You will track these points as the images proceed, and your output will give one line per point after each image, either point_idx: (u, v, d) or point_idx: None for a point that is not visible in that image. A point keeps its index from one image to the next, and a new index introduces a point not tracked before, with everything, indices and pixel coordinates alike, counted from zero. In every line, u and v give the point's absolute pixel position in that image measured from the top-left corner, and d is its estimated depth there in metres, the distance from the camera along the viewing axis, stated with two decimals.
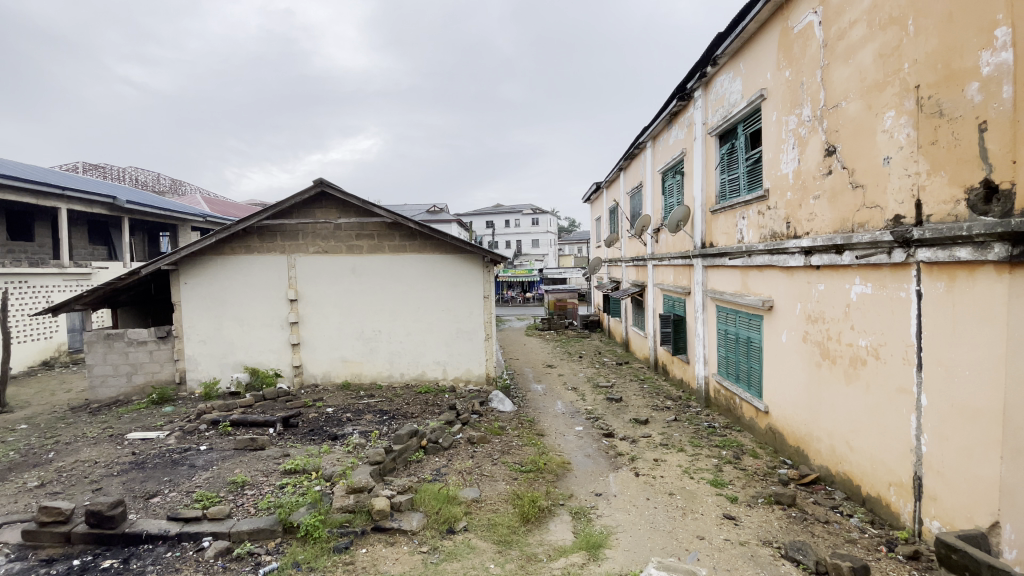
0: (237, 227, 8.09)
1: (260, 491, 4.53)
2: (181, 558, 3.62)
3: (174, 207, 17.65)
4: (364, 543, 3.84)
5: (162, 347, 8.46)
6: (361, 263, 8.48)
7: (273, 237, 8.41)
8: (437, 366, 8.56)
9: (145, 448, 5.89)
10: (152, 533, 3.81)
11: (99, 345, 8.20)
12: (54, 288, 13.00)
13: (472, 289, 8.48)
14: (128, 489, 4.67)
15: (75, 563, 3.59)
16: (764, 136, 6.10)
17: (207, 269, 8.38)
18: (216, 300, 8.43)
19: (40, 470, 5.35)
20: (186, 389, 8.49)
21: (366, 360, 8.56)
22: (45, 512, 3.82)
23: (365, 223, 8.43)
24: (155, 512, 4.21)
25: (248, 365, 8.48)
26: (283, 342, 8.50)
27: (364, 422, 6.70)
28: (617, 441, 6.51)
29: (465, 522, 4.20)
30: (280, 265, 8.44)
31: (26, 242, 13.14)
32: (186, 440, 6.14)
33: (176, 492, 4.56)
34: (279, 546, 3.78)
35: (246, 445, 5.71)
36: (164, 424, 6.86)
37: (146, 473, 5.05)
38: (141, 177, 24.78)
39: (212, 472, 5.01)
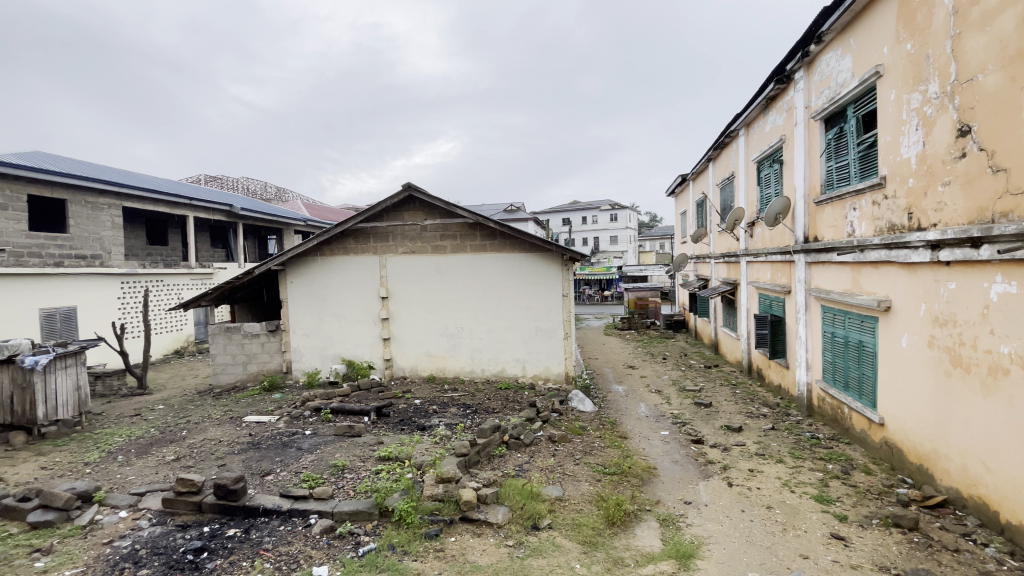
0: (336, 230, 8.74)
1: (358, 475, 4.85)
2: (292, 532, 3.95)
3: (279, 213, 19.38)
4: (452, 533, 3.97)
5: (272, 340, 9.33)
6: (445, 263, 8.78)
7: (366, 238, 8.96)
8: (516, 363, 8.64)
9: (260, 430, 6.53)
10: (267, 507, 4.21)
11: (220, 337, 9.22)
12: (183, 287, 14.81)
13: (552, 287, 8.45)
14: (247, 466, 5.21)
15: (205, 530, 4.04)
16: (880, 118, 5.48)
17: (310, 269, 9.12)
18: (317, 298, 9.14)
19: (176, 446, 6.12)
20: (292, 378, 9.29)
21: (450, 356, 8.86)
22: (181, 482, 4.36)
23: (449, 224, 8.73)
24: (270, 488, 4.64)
25: (345, 358, 9.11)
26: (375, 337, 9.03)
27: (449, 415, 6.93)
28: (707, 449, 6.18)
29: (550, 520, 4.20)
30: (372, 265, 8.97)
31: (162, 246, 15.09)
32: (293, 424, 6.73)
33: (287, 471, 5.02)
34: (375, 528, 4.01)
35: (344, 431, 6.13)
36: (275, 409, 7.55)
37: (261, 453, 5.60)
38: (251, 187, 27.56)
39: (316, 455, 5.44)
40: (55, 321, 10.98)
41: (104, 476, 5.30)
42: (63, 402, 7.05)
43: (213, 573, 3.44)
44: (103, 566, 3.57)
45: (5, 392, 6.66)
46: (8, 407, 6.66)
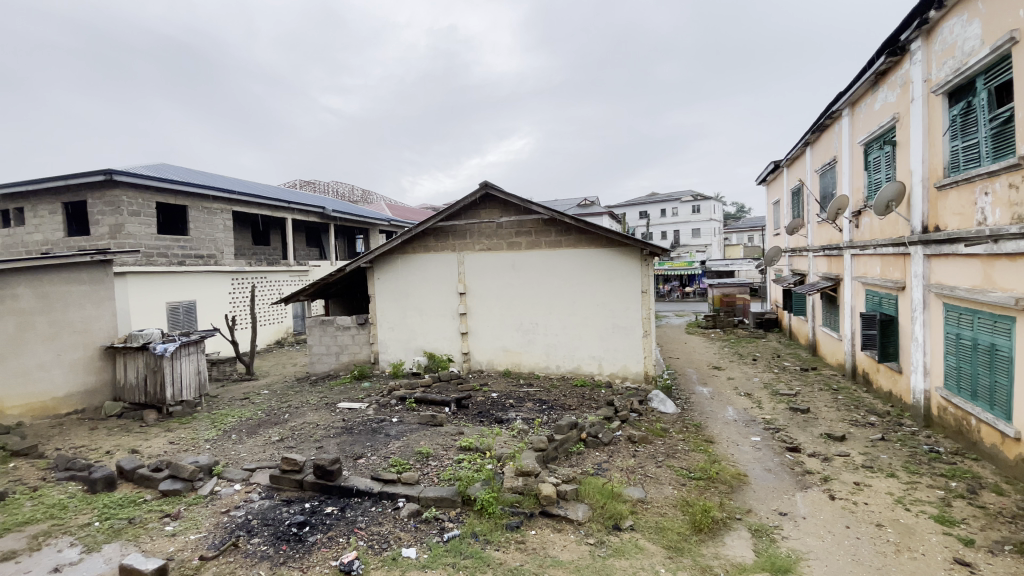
0: (418, 229, 9.12)
1: (441, 463, 5.04)
2: (383, 513, 4.18)
3: (365, 213, 20.54)
4: (533, 526, 4.00)
5: (361, 332, 9.94)
6: (521, 259, 8.84)
7: (445, 236, 9.26)
8: (593, 360, 8.52)
9: (352, 416, 6.99)
10: (360, 489, 4.49)
11: (316, 329, 9.96)
12: (284, 283, 16.18)
13: (630, 283, 8.23)
14: (342, 449, 5.60)
15: (307, 505, 4.39)
16: (1018, 89, 4.75)
17: (393, 266, 9.59)
18: (401, 293, 9.60)
19: (280, 428, 6.71)
20: (379, 368, 9.84)
21: (525, 351, 8.93)
22: (286, 461, 4.77)
23: (524, 220, 8.78)
24: (362, 471, 4.96)
25: (426, 350, 9.49)
26: (453, 331, 9.33)
27: (526, 409, 6.99)
28: (804, 458, 5.73)
29: (631, 522, 4.10)
30: (451, 262, 9.25)
31: (265, 246, 16.58)
32: (380, 412, 7.13)
33: (377, 456, 5.33)
34: (459, 515, 4.14)
35: (428, 420, 6.39)
36: (364, 397, 8.03)
37: (354, 437, 5.99)
38: (340, 189, 29.46)
39: (403, 441, 5.73)
40: (180, 313, 12.44)
41: (221, 452, 5.93)
42: (186, 384, 7.99)
43: (314, 546, 3.73)
44: (222, 532, 4.00)
45: (140, 374, 7.63)
46: (143, 387, 7.63)
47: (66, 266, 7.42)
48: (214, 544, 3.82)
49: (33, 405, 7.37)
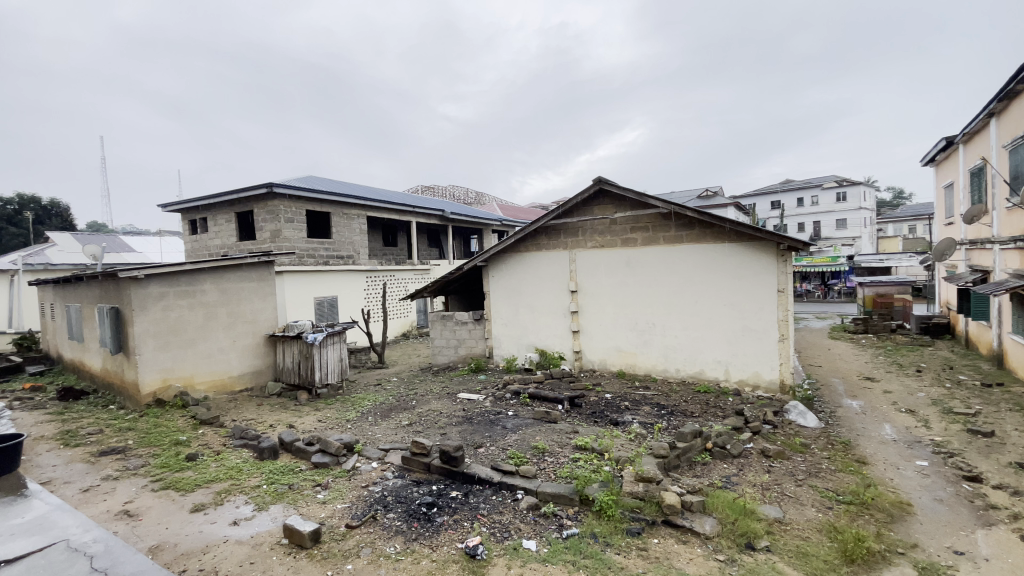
0: (530, 227, 9.26)
1: (558, 460, 5.06)
2: (503, 503, 4.31)
3: (481, 214, 21.39)
4: (655, 534, 3.83)
5: (478, 327, 10.37)
6: (636, 256, 8.55)
7: (557, 234, 9.28)
8: (717, 365, 7.96)
9: (471, 406, 7.32)
10: (481, 477, 4.68)
11: (437, 323, 10.65)
12: (409, 280, 17.47)
13: (762, 282, 7.53)
14: (464, 438, 5.90)
15: (434, 488, 4.68)
16: None
17: (506, 264, 9.85)
18: (514, 290, 9.82)
19: (408, 413, 7.26)
20: (494, 362, 10.16)
21: (641, 352, 8.61)
22: (416, 444, 5.14)
23: (640, 215, 8.48)
24: (482, 460, 5.17)
25: (538, 348, 9.60)
26: (565, 329, 9.31)
27: (643, 413, 6.74)
28: (988, 490, 4.77)
29: (768, 542, 3.75)
30: (563, 260, 9.24)
31: (393, 247, 18.06)
32: (497, 404, 7.37)
33: (496, 447, 5.51)
34: (577, 514, 4.11)
35: (543, 417, 6.47)
36: (481, 389, 8.36)
37: (474, 427, 6.26)
38: (457, 192, 31.03)
39: (519, 435, 5.86)
40: (324, 306, 14.05)
41: (360, 432, 6.58)
42: (331, 369, 8.97)
43: (441, 527, 3.97)
44: (362, 504, 4.43)
45: (296, 359, 8.79)
46: (298, 370, 8.76)
47: (238, 267, 8.84)
48: (357, 515, 4.24)
49: (215, 382, 8.52)
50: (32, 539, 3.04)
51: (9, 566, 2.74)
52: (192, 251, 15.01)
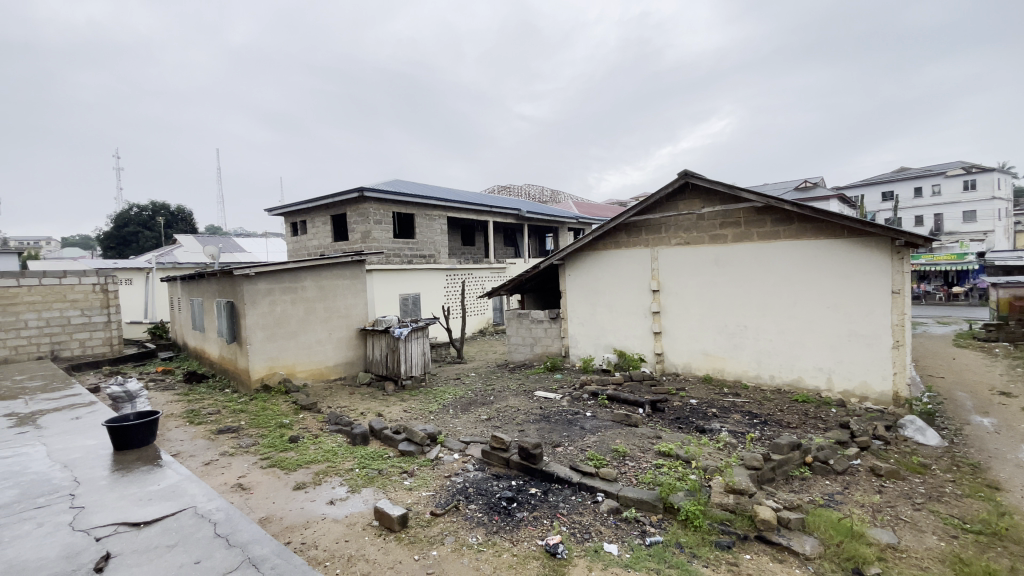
0: (610, 224, 9.08)
1: (639, 465, 4.92)
2: (583, 504, 4.26)
3: (557, 212, 21.33)
4: (747, 550, 3.59)
5: (554, 326, 10.34)
6: (726, 253, 8.08)
7: (638, 231, 9.02)
8: (818, 373, 7.33)
9: (549, 405, 7.32)
10: (560, 476, 4.66)
11: (513, 322, 10.81)
12: (486, 278, 17.81)
13: (873, 282, 6.82)
14: (542, 435, 5.91)
15: (514, 483, 4.74)
16: None
17: (584, 262, 9.73)
18: (592, 289, 9.66)
19: (486, 408, 7.41)
20: (570, 362, 10.05)
21: (730, 356, 8.13)
22: (495, 439, 5.22)
23: (730, 210, 8.02)
24: (561, 459, 5.14)
25: (617, 348, 9.38)
26: (646, 330, 9.01)
27: (732, 421, 6.35)
28: None
29: (879, 570, 3.39)
30: (645, 258, 8.96)
31: (471, 246, 18.52)
32: (575, 404, 7.31)
33: (574, 447, 5.47)
34: (661, 522, 3.97)
35: (622, 419, 6.32)
36: (558, 388, 8.32)
37: (551, 426, 6.26)
38: (534, 191, 31.15)
39: (598, 436, 5.77)
40: (408, 303, 14.72)
41: (442, 424, 6.81)
42: (415, 362, 9.36)
43: (521, 522, 4.00)
44: (445, 493, 4.59)
45: (384, 352, 9.32)
46: (386, 363, 9.28)
47: (333, 266, 9.53)
48: (440, 503, 4.40)
49: (313, 371, 9.22)
50: (167, 504, 3.47)
51: (149, 526, 3.15)
52: (293, 251, 16.38)
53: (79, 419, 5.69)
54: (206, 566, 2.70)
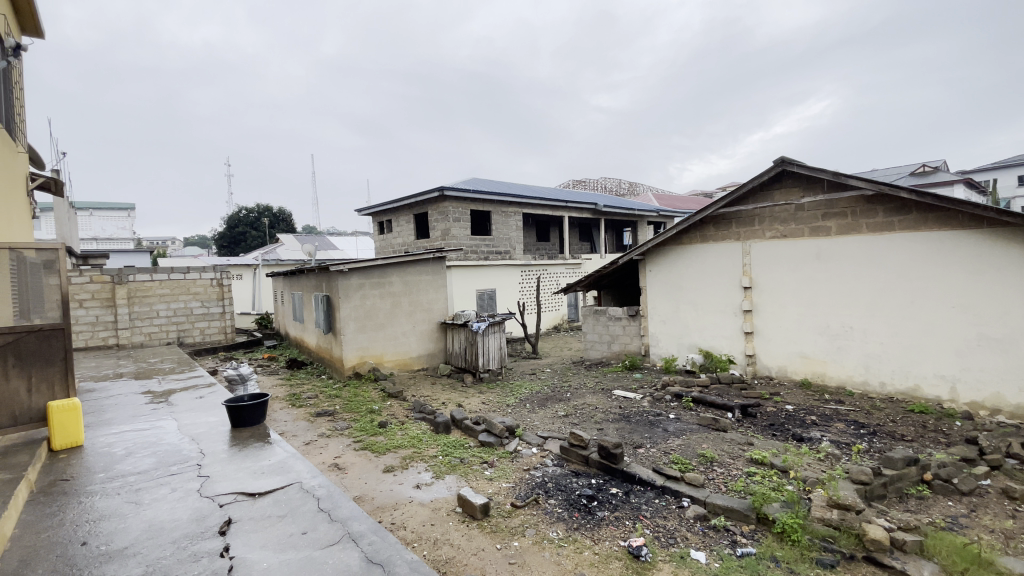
0: (697, 217, 8.68)
1: (729, 472, 4.66)
2: (667, 508, 4.12)
3: (635, 206, 20.71)
4: (853, 571, 3.27)
5: (633, 323, 10.06)
6: (829, 247, 7.42)
7: (728, 224, 8.54)
8: (939, 381, 6.50)
9: (629, 404, 7.15)
10: (643, 478, 4.53)
11: (590, 318, 10.61)
12: (561, 275, 17.61)
13: (1011, 279, 5.92)
14: (622, 435, 5.79)
15: (594, 481, 4.68)
16: None
17: (668, 257, 9.37)
18: (676, 285, 9.28)
19: (564, 404, 7.39)
20: (650, 361, 9.74)
21: (832, 360, 7.45)
22: (574, 436, 5.18)
23: (834, 199, 7.35)
24: (643, 461, 5.00)
25: (703, 348, 8.93)
26: (736, 330, 8.50)
27: (835, 431, 5.82)
28: None
29: None
30: (735, 252, 8.45)
31: (546, 242, 18.50)
32: (656, 405, 7.07)
33: (657, 449, 5.29)
34: (753, 533, 3.74)
35: (709, 423, 6.02)
36: (638, 388, 8.09)
37: (632, 426, 6.10)
38: (610, 184, 30.45)
39: (683, 440, 5.53)
40: (485, 298, 15.01)
41: (520, 418, 6.89)
42: (493, 357, 9.52)
43: (602, 521, 3.94)
44: (525, 486, 4.63)
45: (463, 345, 9.59)
46: (465, 356, 9.54)
47: (417, 262, 9.96)
48: (520, 495, 4.46)
49: (399, 362, 9.70)
50: (276, 478, 3.82)
51: (262, 498, 3.47)
52: (379, 248, 17.33)
53: (202, 398, 6.43)
54: (310, 537, 2.94)
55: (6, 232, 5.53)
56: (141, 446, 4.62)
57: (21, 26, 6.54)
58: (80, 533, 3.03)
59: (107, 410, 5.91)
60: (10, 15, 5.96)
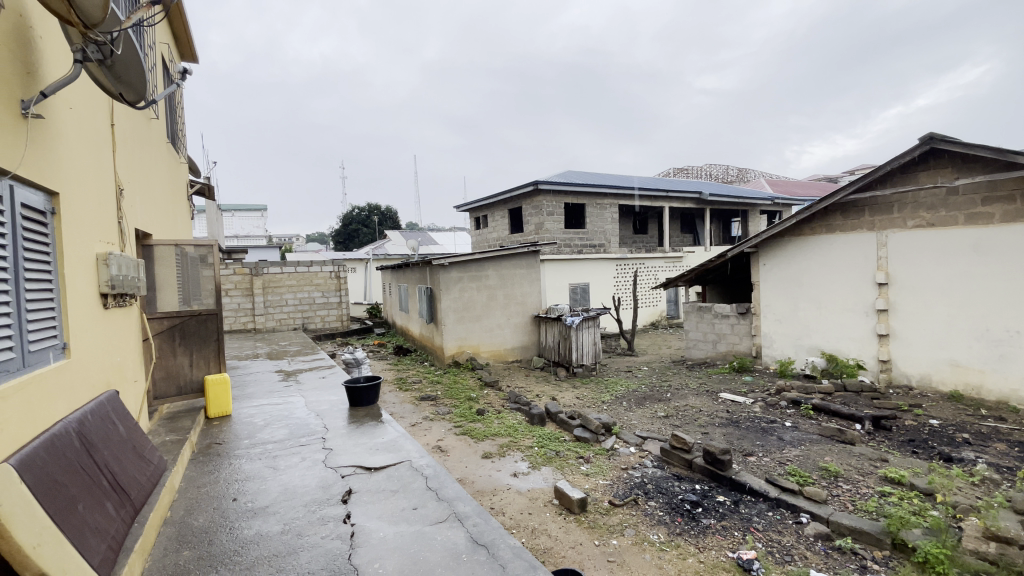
0: (821, 205, 7.86)
1: (858, 490, 4.18)
2: (782, 523, 3.80)
3: (745, 194, 19.22)
4: None
5: (742, 322, 9.37)
6: (989, 238, 6.31)
7: (859, 212, 7.62)
8: None
9: (736, 409, 6.68)
10: (754, 488, 4.21)
11: (693, 315, 10.04)
12: (659, 268, 16.83)
13: None
14: (730, 441, 5.44)
15: (698, 487, 4.44)
16: None
17: (785, 250, 8.59)
18: (794, 281, 8.49)
19: (664, 404, 7.10)
20: (761, 363, 9.02)
21: (991, 370, 6.33)
22: (677, 438, 4.96)
23: (1000, 180, 6.22)
24: (754, 470, 4.65)
25: (825, 351, 8.07)
26: (867, 331, 7.57)
27: (995, 452, 4.95)
28: None
29: None
30: (868, 244, 7.51)
31: (644, 235, 17.86)
32: (769, 411, 6.52)
33: (770, 458, 4.90)
34: (887, 560, 3.32)
35: (833, 434, 5.43)
36: (748, 392, 7.53)
37: (742, 432, 5.69)
38: (715, 172, 28.58)
39: (801, 451, 5.06)
40: (579, 293, 14.88)
41: (617, 415, 6.76)
42: (587, 352, 9.33)
43: (708, 529, 3.74)
44: (623, 485, 4.53)
45: (558, 339, 9.57)
46: (559, 350, 9.51)
47: (513, 256, 10.14)
48: (619, 494, 4.37)
49: (495, 353, 9.98)
50: (389, 455, 4.12)
51: (377, 472, 3.77)
52: (477, 243, 17.90)
53: (324, 379, 7.13)
54: (421, 513, 3.13)
55: (174, 230, 6.53)
56: (276, 418, 5.24)
57: (182, 54, 7.64)
58: (232, 490, 3.51)
59: (250, 385, 6.79)
60: (173, 45, 6.98)
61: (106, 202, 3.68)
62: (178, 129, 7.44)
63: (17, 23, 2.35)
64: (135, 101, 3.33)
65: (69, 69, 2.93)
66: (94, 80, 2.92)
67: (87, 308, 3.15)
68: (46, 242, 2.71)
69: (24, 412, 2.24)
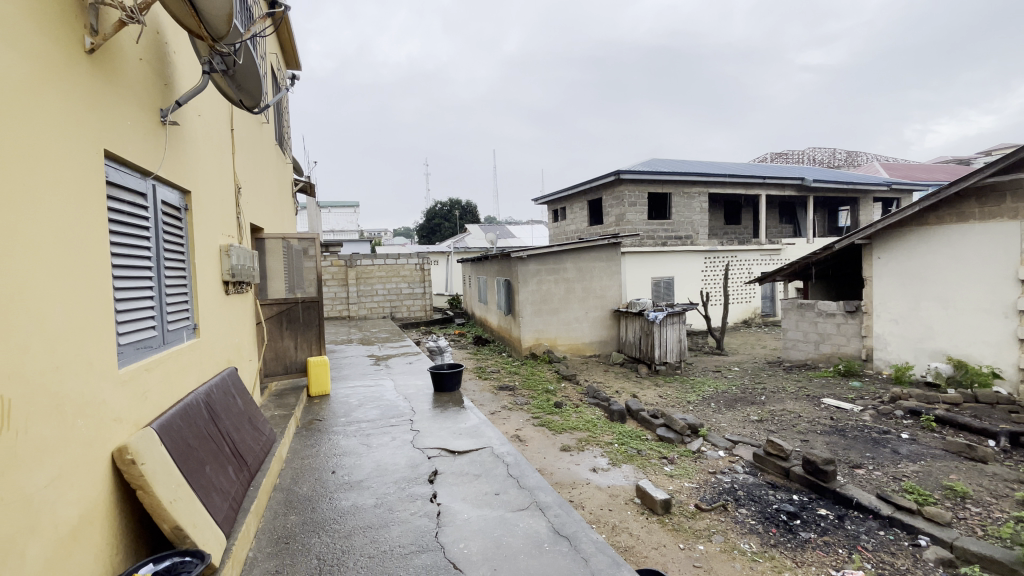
0: (949, 191, 6.90)
1: (990, 514, 3.65)
2: (895, 544, 3.42)
3: (856, 180, 17.35)
4: None
5: (850, 322, 8.47)
6: None
7: (999, 198, 6.60)
8: None
9: (842, 416, 6.08)
10: (862, 503, 3.81)
11: (792, 312, 9.27)
12: (753, 262, 15.71)
13: None
14: (834, 451, 4.97)
15: (795, 497, 4.12)
16: None
17: (904, 242, 7.65)
18: (915, 277, 7.55)
19: (757, 408, 6.64)
20: (872, 367, 8.11)
21: None
22: (772, 444, 4.61)
23: None
24: (862, 484, 4.22)
25: (952, 357, 7.10)
26: (1007, 335, 6.54)
27: None
28: None
29: None
30: (1011, 234, 6.49)
31: (736, 226, 16.76)
32: (881, 421, 5.88)
33: (882, 472, 4.41)
34: None
35: (961, 450, 4.77)
36: (856, 399, 6.83)
37: (848, 442, 5.18)
38: (820, 157, 26.12)
39: (921, 466, 4.50)
40: (662, 287, 14.33)
41: (703, 416, 6.45)
42: (670, 349, 8.92)
43: (806, 544, 3.45)
44: (710, 490, 4.31)
45: (640, 335, 9.28)
46: (641, 346, 9.23)
47: (593, 248, 9.97)
48: (705, 498, 4.16)
49: (573, 346, 9.90)
50: (471, 440, 4.25)
51: (461, 456, 3.90)
52: (557, 235, 17.81)
53: (411, 365, 7.50)
54: (502, 499, 3.19)
55: (281, 224, 7.17)
56: (369, 399, 5.60)
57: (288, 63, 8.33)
58: (331, 463, 3.81)
59: (345, 368, 7.30)
60: (280, 55, 7.64)
61: (228, 199, 4.11)
62: (284, 132, 8.13)
63: (156, 40, 2.68)
64: (253, 105, 3.69)
65: (199, 79, 3.31)
66: (220, 88, 3.28)
67: (213, 294, 3.56)
68: (181, 236, 3.09)
69: (164, 384, 2.58)
